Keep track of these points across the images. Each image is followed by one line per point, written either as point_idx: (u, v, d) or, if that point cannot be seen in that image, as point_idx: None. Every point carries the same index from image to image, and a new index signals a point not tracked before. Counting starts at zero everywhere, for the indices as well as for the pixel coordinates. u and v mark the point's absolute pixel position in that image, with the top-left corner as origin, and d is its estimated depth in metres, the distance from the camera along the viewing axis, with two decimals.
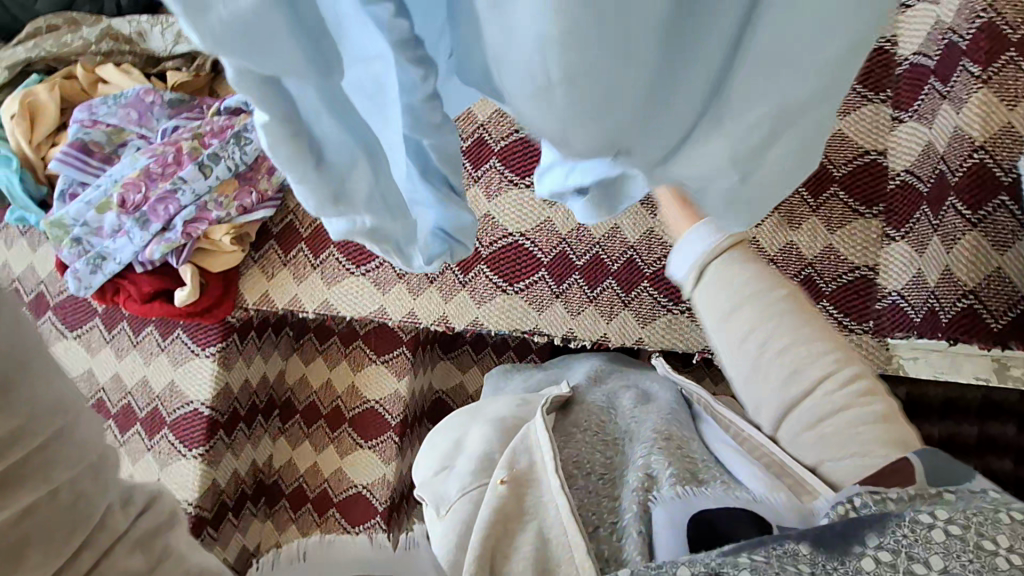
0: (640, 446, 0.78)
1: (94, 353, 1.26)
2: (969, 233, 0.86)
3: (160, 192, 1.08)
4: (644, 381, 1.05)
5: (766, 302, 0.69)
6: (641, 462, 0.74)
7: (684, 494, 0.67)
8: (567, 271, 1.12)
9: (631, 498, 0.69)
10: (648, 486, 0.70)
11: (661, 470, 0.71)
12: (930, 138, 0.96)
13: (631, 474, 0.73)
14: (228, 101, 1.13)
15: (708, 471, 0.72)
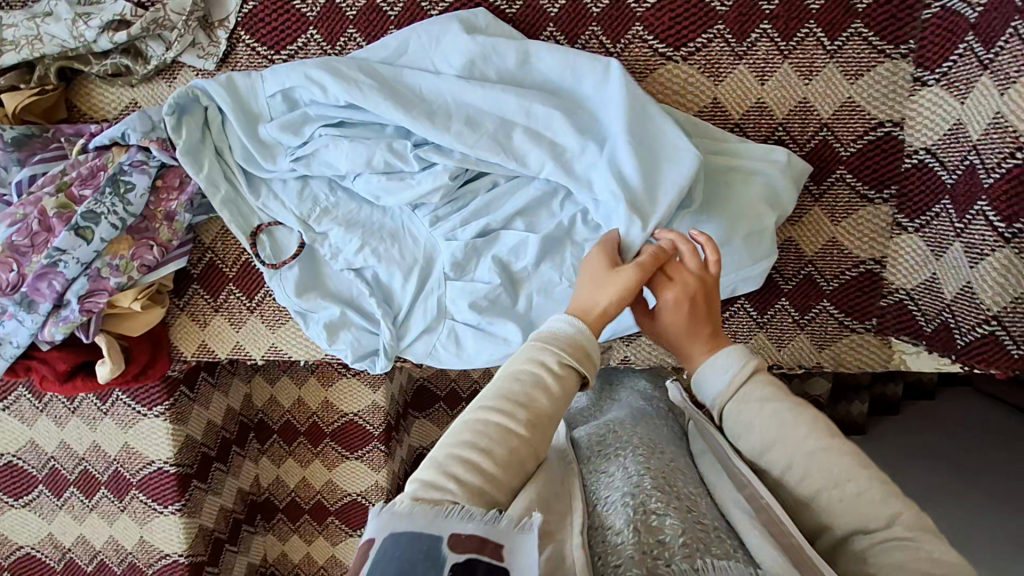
0: (643, 490, 0.69)
1: (30, 422, 1.13)
2: (1001, 250, 0.73)
3: (37, 268, 0.88)
4: (639, 410, 0.98)
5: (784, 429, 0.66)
6: (647, 515, 0.66)
7: (702, 569, 0.59)
8: (529, 288, 0.96)
9: (638, 553, 0.60)
10: (655, 553, 0.61)
11: (671, 537, 0.63)
12: (961, 115, 0.79)
13: (623, 509, 0.67)
14: (97, 138, 0.91)
15: (720, 545, 0.63)
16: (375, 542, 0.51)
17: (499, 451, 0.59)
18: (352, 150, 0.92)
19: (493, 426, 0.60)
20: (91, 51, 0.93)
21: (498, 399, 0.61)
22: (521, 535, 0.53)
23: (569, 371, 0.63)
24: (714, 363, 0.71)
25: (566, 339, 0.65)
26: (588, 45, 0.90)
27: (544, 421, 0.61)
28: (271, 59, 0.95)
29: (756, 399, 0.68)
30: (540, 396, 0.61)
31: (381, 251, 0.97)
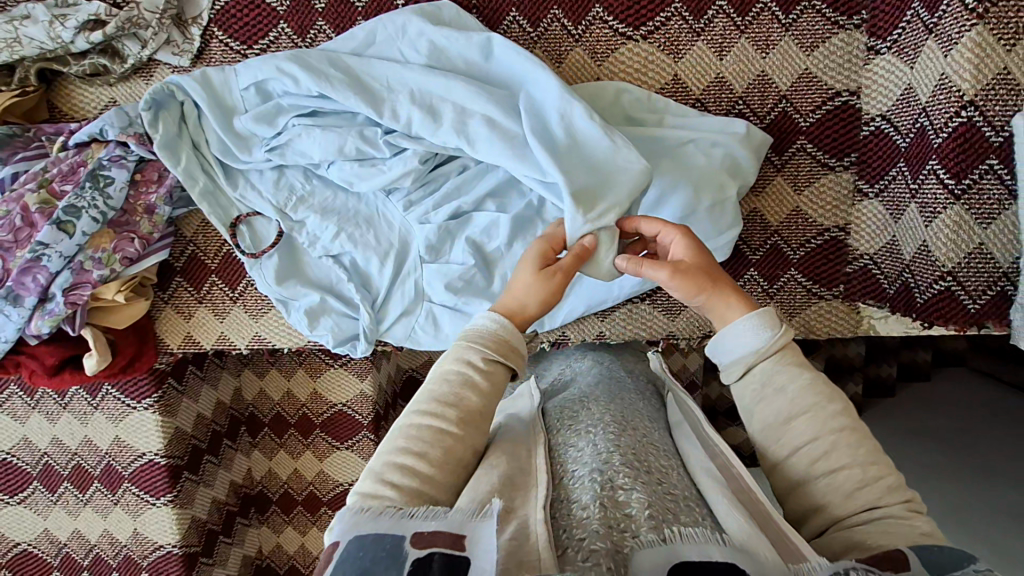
0: (613, 464, 0.70)
1: (23, 420, 1.15)
2: (952, 207, 0.76)
3: (20, 262, 0.91)
4: (619, 383, 0.98)
5: (818, 398, 0.67)
6: (613, 490, 0.66)
7: (669, 539, 0.58)
8: (502, 264, 0.99)
9: (606, 528, 0.61)
10: (621, 526, 0.62)
11: (638, 509, 0.63)
12: (911, 80, 0.81)
13: (589, 484, 0.68)
14: (76, 135, 0.94)
15: (688, 513, 0.66)
16: (339, 545, 0.55)
17: (434, 450, 0.65)
18: (323, 139, 0.94)
19: (425, 429, 0.66)
20: (69, 52, 0.96)
21: (426, 403, 0.68)
22: (482, 521, 0.56)
23: (495, 366, 0.71)
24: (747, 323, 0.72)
25: (490, 334, 0.72)
26: (550, 28, 0.93)
27: (474, 417, 0.69)
28: (244, 54, 0.98)
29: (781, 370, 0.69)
30: (469, 392, 0.69)
31: (357, 235, 0.99)
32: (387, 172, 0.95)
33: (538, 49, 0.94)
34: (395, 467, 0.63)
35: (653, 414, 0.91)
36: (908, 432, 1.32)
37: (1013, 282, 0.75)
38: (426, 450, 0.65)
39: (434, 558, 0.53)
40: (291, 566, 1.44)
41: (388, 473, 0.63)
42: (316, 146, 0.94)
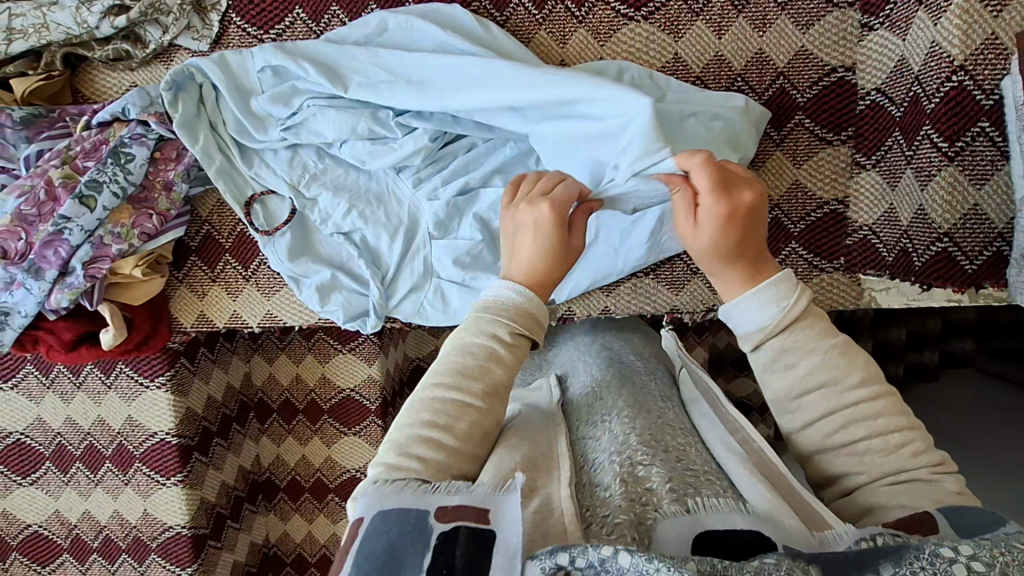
0: (631, 442, 0.71)
1: (37, 400, 1.17)
2: (947, 168, 0.78)
3: (44, 236, 0.94)
4: (627, 364, 0.97)
5: (837, 372, 0.63)
6: (631, 466, 0.66)
7: (694, 508, 0.60)
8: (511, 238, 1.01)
9: (628, 502, 0.62)
10: (643, 500, 0.62)
11: (658, 482, 0.64)
12: (903, 52, 0.84)
13: (610, 466, 0.68)
14: (99, 114, 0.98)
15: (710, 486, 0.65)
16: (364, 520, 0.53)
17: (461, 426, 0.62)
18: (337, 119, 0.97)
19: (448, 404, 0.62)
20: (93, 37, 1.00)
21: (446, 376, 0.64)
22: (505, 495, 0.54)
23: (520, 340, 0.66)
24: (756, 297, 0.65)
25: (508, 306, 0.67)
26: (554, 12, 0.97)
27: (500, 392, 0.65)
28: (261, 39, 1.02)
29: (802, 339, 0.64)
30: (497, 368, 0.64)
31: (369, 211, 1.02)
32: (398, 150, 0.97)
33: (543, 31, 0.98)
34: (417, 440, 0.60)
35: (665, 389, 0.92)
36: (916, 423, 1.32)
37: (1008, 242, 0.78)
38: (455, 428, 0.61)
39: (459, 531, 0.51)
40: (298, 555, 1.44)
41: (411, 443, 0.60)
42: (329, 125, 0.98)
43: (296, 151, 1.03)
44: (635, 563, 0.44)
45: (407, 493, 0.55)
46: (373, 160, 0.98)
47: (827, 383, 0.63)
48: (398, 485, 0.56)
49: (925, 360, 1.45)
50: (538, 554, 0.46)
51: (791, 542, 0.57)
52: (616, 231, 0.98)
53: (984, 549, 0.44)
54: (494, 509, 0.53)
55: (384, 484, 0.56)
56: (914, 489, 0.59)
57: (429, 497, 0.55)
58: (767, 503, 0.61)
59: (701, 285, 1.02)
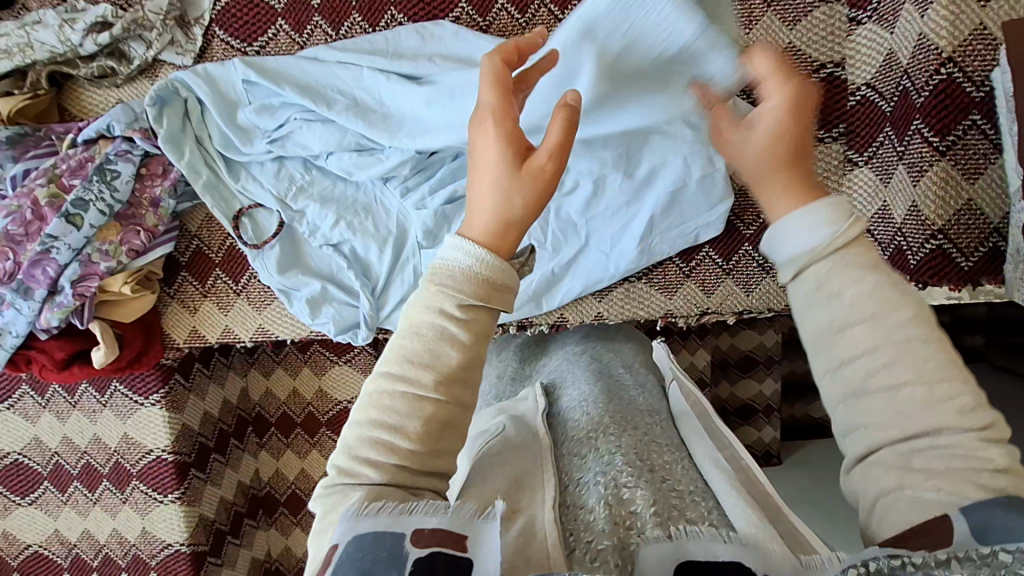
0: (618, 464, 0.69)
1: (34, 420, 1.17)
2: (938, 164, 0.76)
3: (32, 255, 0.94)
4: (617, 378, 0.96)
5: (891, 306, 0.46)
6: (616, 488, 0.65)
7: (676, 534, 0.56)
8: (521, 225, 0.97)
9: (611, 525, 0.61)
10: (626, 524, 0.61)
11: (642, 506, 0.62)
12: (893, 45, 0.83)
13: (596, 488, 0.67)
14: (85, 132, 0.98)
15: (694, 509, 0.65)
16: (337, 547, 0.47)
17: (413, 423, 0.51)
18: (322, 132, 0.97)
19: (398, 399, 0.52)
20: (78, 55, 1.00)
21: (384, 368, 0.54)
22: (485, 523, 0.50)
23: (475, 313, 0.53)
24: (800, 216, 0.49)
25: (462, 273, 0.53)
26: (538, 15, 0.97)
27: (461, 378, 0.53)
28: (245, 51, 1.02)
29: (856, 266, 0.47)
30: (455, 348, 0.53)
31: (356, 223, 1.01)
32: (385, 160, 0.97)
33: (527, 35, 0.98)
34: (367, 444, 0.52)
35: (654, 404, 0.91)
36: None
37: (1003, 237, 0.76)
38: (406, 426, 0.51)
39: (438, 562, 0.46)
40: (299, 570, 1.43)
41: (363, 445, 0.52)
42: (314, 138, 0.97)
43: (282, 164, 1.02)
44: None
45: (381, 517, 0.48)
46: (358, 170, 0.98)
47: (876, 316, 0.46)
48: (370, 507, 0.48)
49: None
50: None
51: (773, 568, 0.52)
52: (607, 235, 0.97)
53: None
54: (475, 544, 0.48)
55: (355, 505, 0.49)
56: (954, 472, 0.43)
57: (406, 522, 0.48)
58: (748, 529, 0.58)
59: (695, 288, 1.00)
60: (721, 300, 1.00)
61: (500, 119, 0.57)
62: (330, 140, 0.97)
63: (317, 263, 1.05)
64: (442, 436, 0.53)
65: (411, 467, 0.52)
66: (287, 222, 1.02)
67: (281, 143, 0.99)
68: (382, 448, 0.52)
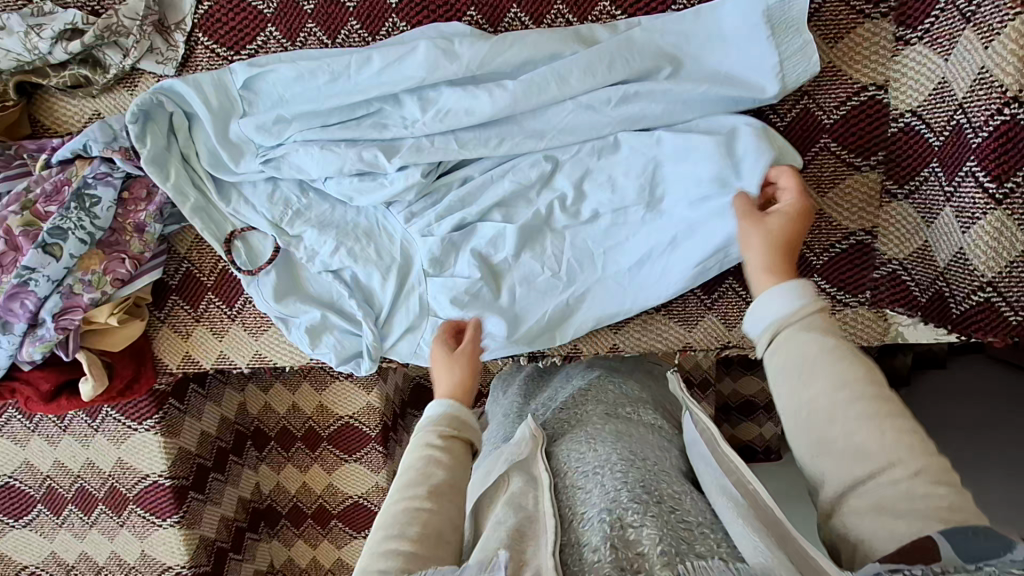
0: (623, 500, 0.65)
1: (23, 443, 1.13)
2: (993, 213, 0.70)
3: (8, 288, 0.87)
4: (630, 413, 0.91)
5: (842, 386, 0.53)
6: (622, 528, 0.61)
7: (682, 573, 0.54)
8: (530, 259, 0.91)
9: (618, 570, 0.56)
10: (633, 566, 0.57)
11: (651, 546, 0.58)
12: (945, 73, 0.76)
13: (598, 526, 0.63)
14: (59, 152, 0.90)
15: (703, 543, 0.61)
16: None
17: (410, 527, 0.58)
18: (320, 155, 0.89)
19: (403, 514, 0.59)
20: (47, 63, 0.91)
21: (389, 500, 0.61)
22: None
23: (453, 441, 0.66)
24: (778, 293, 0.59)
25: (443, 416, 0.68)
26: (555, 24, 0.89)
27: (448, 492, 0.62)
28: (231, 60, 0.92)
29: (817, 345, 0.56)
30: (443, 468, 0.63)
31: (357, 250, 0.95)
32: (389, 185, 0.90)
33: None
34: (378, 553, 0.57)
35: (663, 444, 0.85)
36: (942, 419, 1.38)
37: None
38: (406, 530, 0.57)
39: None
40: None
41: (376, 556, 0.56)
42: (312, 160, 0.90)
43: (277, 186, 0.95)
44: None
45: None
46: (360, 195, 0.91)
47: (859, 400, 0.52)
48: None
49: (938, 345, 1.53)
50: None
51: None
52: (625, 267, 0.91)
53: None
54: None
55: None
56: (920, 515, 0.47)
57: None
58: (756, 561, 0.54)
59: (715, 321, 0.95)
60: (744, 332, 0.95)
61: (460, 357, 0.76)
62: (328, 164, 0.89)
63: (315, 289, 0.99)
64: (438, 537, 0.58)
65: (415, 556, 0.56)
66: (281, 247, 0.96)
67: (275, 165, 0.92)
68: (388, 547, 0.57)
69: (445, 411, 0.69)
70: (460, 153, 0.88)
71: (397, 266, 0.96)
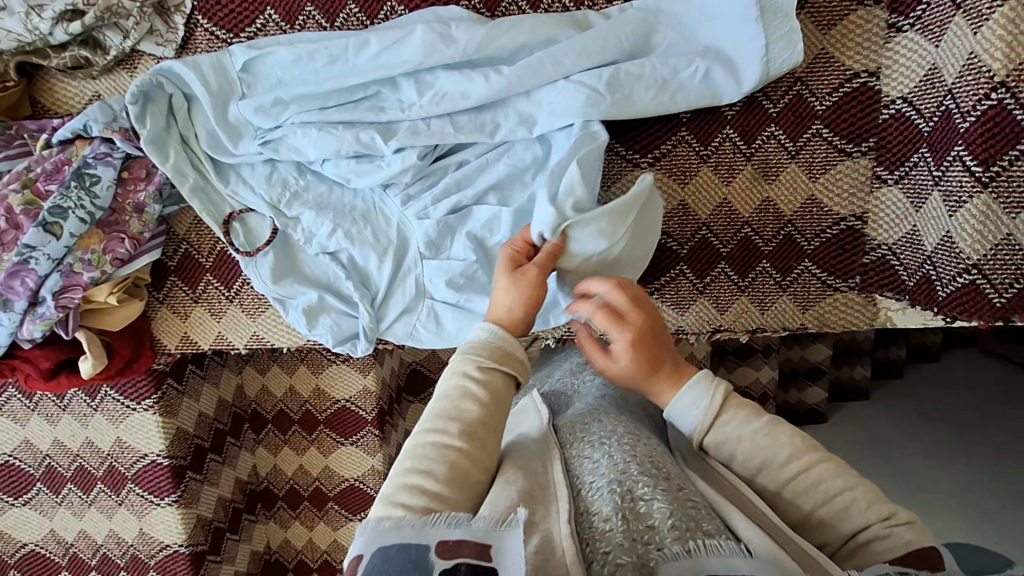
0: (631, 472, 0.66)
1: (23, 422, 1.14)
2: (980, 195, 0.71)
3: (9, 265, 0.88)
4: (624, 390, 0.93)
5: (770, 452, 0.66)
6: (634, 502, 0.62)
7: (693, 551, 0.54)
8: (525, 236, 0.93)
9: (629, 542, 0.58)
10: (644, 539, 0.58)
11: (660, 519, 0.59)
12: (936, 60, 0.77)
13: (608, 494, 0.64)
14: (59, 132, 0.91)
15: (710, 520, 0.59)
16: (362, 558, 0.54)
17: (437, 464, 0.62)
18: (317, 137, 0.90)
19: (431, 449, 0.64)
20: (48, 45, 0.92)
21: (422, 427, 0.66)
22: (507, 531, 0.54)
23: (491, 373, 0.68)
24: (685, 399, 0.70)
25: (484, 344, 0.70)
26: (551, 9, 0.90)
27: (479, 432, 0.65)
28: (230, 42, 0.93)
29: (732, 427, 0.68)
30: (475, 403, 0.66)
31: (353, 232, 0.96)
32: (386, 167, 0.91)
33: None
34: (398, 489, 0.61)
35: (657, 423, 0.86)
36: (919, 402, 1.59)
37: None
38: (434, 468, 0.62)
39: (459, 568, 0.51)
40: (299, 562, 1.44)
41: (394, 496, 0.60)
42: (308, 142, 0.91)
43: (274, 167, 0.96)
44: None
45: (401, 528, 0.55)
46: (356, 177, 0.92)
47: (764, 463, 0.66)
48: (392, 522, 0.56)
49: (927, 341, 1.68)
50: None
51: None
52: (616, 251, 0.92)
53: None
54: (498, 547, 0.53)
55: (382, 521, 0.57)
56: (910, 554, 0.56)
57: (426, 530, 0.55)
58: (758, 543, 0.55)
59: (707, 306, 0.96)
60: (736, 316, 0.96)
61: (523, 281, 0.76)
62: (325, 146, 0.90)
63: (313, 270, 1.00)
64: (464, 473, 0.63)
65: (441, 496, 0.60)
66: (279, 229, 0.97)
67: (272, 146, 0.93)
68: (409, 488, 0.61)
69: (490, 335, 0.71)
70: (456, 137, 0.89)
71: (393, 250, 0.97)
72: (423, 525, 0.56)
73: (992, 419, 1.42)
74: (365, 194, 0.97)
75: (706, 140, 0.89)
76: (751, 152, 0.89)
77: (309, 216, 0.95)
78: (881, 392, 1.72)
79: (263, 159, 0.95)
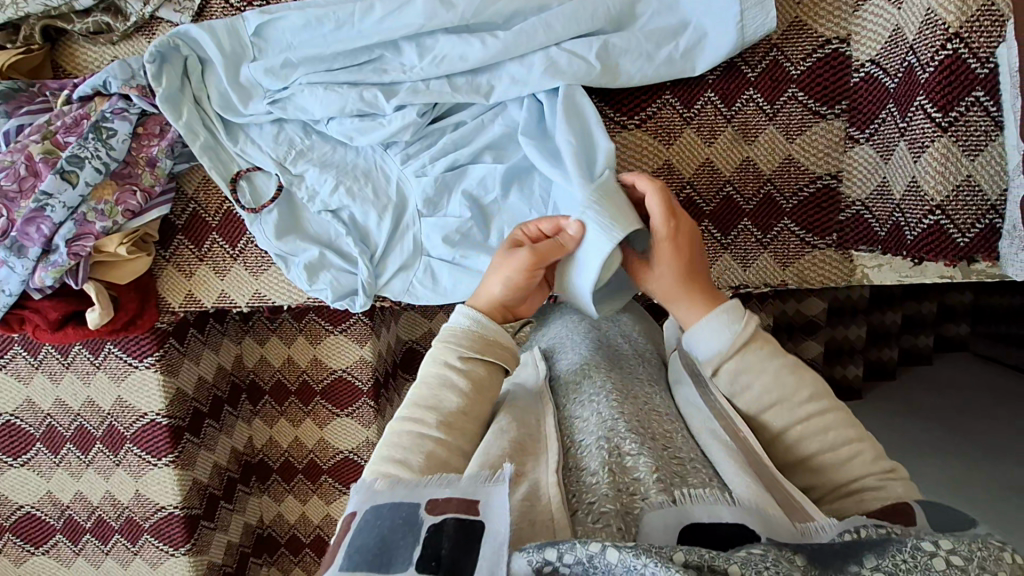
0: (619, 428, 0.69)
1: (26, 380, 1.17)
2: (939, 140, 0.77)
3: (26, 212, 0.93)
4: (615, 346, 0.96)
5: (790, 393, 0.69)
6: (619, 456, 0.64)
7: (679, 500, 0.58)
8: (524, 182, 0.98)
9: (613, 491, 0.60)
10: (630, 490, 0.61)
11: (645, 473, 0.62)
12: (899, 22, 0.83)
13: (597, 450, 0.66)
14: (80, 88, 0.97)
15: (696, 475, 0.63)
16: (356, 515, 0.56)
17: (418, 452, 0.64)
18: (323, 96, 0.96)
19: (406, 438, 0.66)
20: (73, 9, 0.99)
21: (398, 416, 0.70)
22: (494, 486, 0.56)
23: (470, 359, 0.74)
24: (706, 323, 0.73)
25: (465, 333, 0.76)
26: None
27: (456, 423, 0.69)
28: (243, 10, 0.99)
29: (766, 369, 0.70)
30: (455, 399, 0.70)
31: (355, 188, 1.00)
32: (387, 123, 0.96)
33: None
34: (380, 471, 0.63)
35: (653, 374, 0.89)
36: (914, 392, 1.65)
37: (999, 214, 0.78)
38: (410, 458, 0.64)
39: (446, 523, 0.53)
40: (291, 536, 1.45)
41: (380, 472, 0.62)
42: (314, 100, 0.96)
43: (282, 126, 1.01)
44: (622, 558, 0.43)
45: (387, 492, 0.57)
46: (360, 134, 0.98)
47: (786, 407, 0.69)
48: (378, 488, 0.58)
49: (920, 344, 1.78)
50: (526, 547, 0.46)
51: (776, 535, 0.55)
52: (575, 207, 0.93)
53: (966, 545, 0.42)
54: (482, 505, 0.54)
55: (367, 487, 0.58)
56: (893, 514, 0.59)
57: (413, 490, 0.57)
58: (745, 494, 0.59)
59: None
60: (721, 273, 1.00)
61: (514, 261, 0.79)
62: (330, 104, 0.95)
63: (316, 230, 1.04)
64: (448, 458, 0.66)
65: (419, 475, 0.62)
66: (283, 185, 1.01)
67: (280, 105, 0.98)
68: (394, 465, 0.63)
69: (475, 320, 0.77)
70: (455, 96, 0.94)
71: (394, 204, 1.01)
72: (410, 486, 0.58)
73: (985, 407, 1.44)
74: (367, 152, 1.02)
75: (689, 103, 0.95)
76: (731, 115, 0.95)
77: (313, 170, 1.00)
78: (873, 390, 1.75)
79: (270, 117, 1.00)
